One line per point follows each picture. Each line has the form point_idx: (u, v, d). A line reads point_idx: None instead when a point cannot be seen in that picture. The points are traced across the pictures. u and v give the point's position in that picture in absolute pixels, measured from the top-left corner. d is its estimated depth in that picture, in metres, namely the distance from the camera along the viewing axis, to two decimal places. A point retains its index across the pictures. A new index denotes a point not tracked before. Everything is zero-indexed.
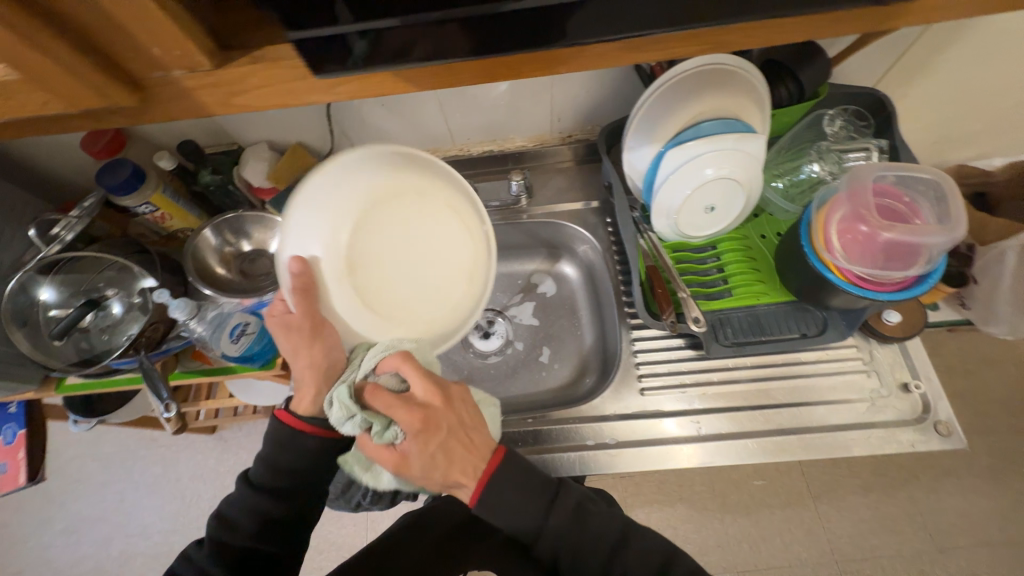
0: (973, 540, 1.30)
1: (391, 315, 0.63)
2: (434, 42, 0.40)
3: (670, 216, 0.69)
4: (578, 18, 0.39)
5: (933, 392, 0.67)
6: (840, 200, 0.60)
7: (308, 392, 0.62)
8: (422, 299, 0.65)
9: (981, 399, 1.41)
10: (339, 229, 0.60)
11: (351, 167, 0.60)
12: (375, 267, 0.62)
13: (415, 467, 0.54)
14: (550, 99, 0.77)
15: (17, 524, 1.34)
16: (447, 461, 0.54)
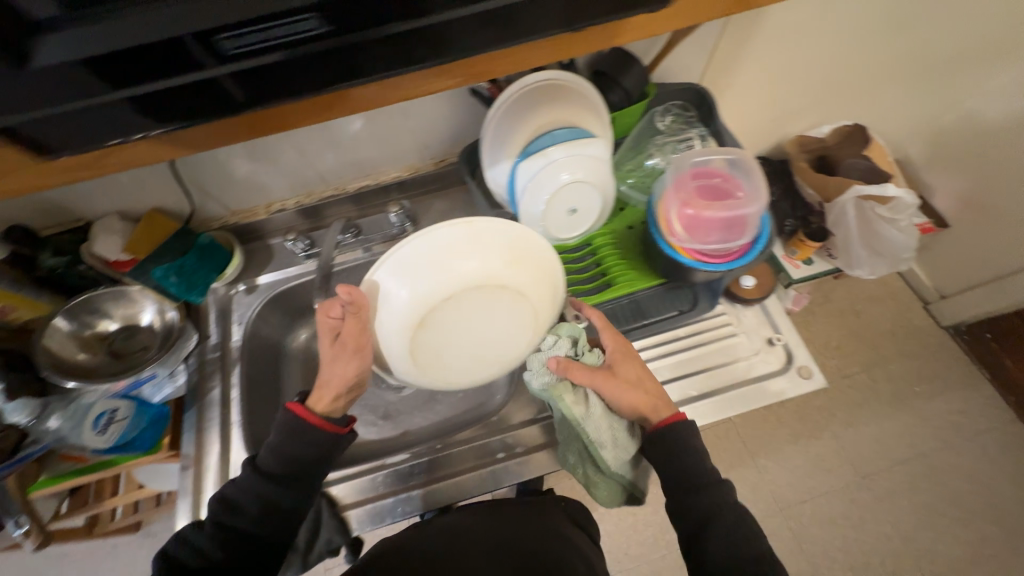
0: (892, 462, 1.41)
1: (422, 359, 0.68)
2: (183, 105, 0.39)
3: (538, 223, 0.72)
4: (321, 66, 0.39)
5: (793, 342, 0.75)
6: (669, 191, 0.66)
7: (328, 395, 0.65)
8: (461, 370, 0.71)
9: (874, 333, 1.56)
10: (430, 292, 0.65)
11: (469, 239, 0.66)
12: (439, 326, 0.68)
13: (625, 378, 0.67)
14: (411, 129, 0.79)
15: None
16: (643, 376, 0.68)
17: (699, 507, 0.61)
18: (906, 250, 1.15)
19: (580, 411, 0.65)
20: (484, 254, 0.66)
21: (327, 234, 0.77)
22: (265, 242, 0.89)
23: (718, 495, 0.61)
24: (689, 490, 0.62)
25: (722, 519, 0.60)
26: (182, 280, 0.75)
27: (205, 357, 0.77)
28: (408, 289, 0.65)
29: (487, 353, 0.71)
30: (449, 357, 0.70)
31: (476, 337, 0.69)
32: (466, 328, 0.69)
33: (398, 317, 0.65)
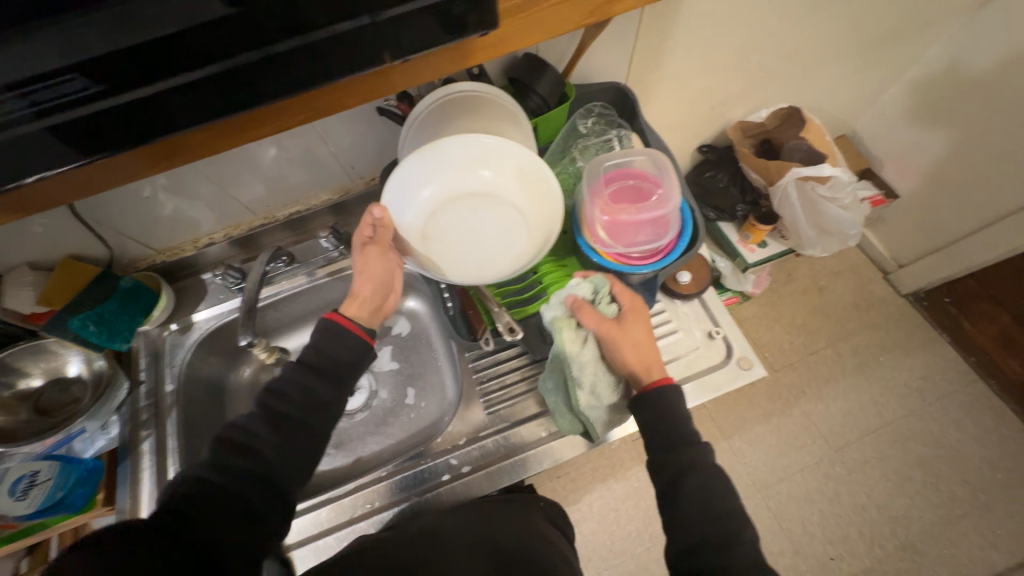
0: (861, 432, 1.43)
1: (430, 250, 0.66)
2: (82, 143, 0.34)
3: None
4: (240, 88, 0.34)
5: (732, 334, 0.75)
6: (587, 196, 0.66)
7: (362, 299, 0.67)
8: (467, 271, 0.66)
9: (837, 307, 1.58)
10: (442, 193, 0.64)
11: (488, 156, 0.63)
12: (447, 228, 0.65)
13: (632, 336, 0.64)
14: (334, 154, 0.78)
15: None
16: (652, 342, 0.64)
17: (676, 461, 0.57)
18: (853, 226, 1.15)
19: (572, 352, 0.64)
20: (500, 173, 0.64)
21: (253, 270, 0.74)
22: (201, 276, 0.87)
23: (699, 452, 0.57)
24: (667, 444, 0.58)
25: (699, 471, 0.56)
26: (103, 329, 0.72)
27: (138, 407, 0.75)
28: (428, 190, 0.64)
29: (497, 261, 0.66)
30: (456, 254, 0.66)
31: (477, 243, 0.66)
32: (470, 234, 0.66)
33: (407, 218, 0.66)
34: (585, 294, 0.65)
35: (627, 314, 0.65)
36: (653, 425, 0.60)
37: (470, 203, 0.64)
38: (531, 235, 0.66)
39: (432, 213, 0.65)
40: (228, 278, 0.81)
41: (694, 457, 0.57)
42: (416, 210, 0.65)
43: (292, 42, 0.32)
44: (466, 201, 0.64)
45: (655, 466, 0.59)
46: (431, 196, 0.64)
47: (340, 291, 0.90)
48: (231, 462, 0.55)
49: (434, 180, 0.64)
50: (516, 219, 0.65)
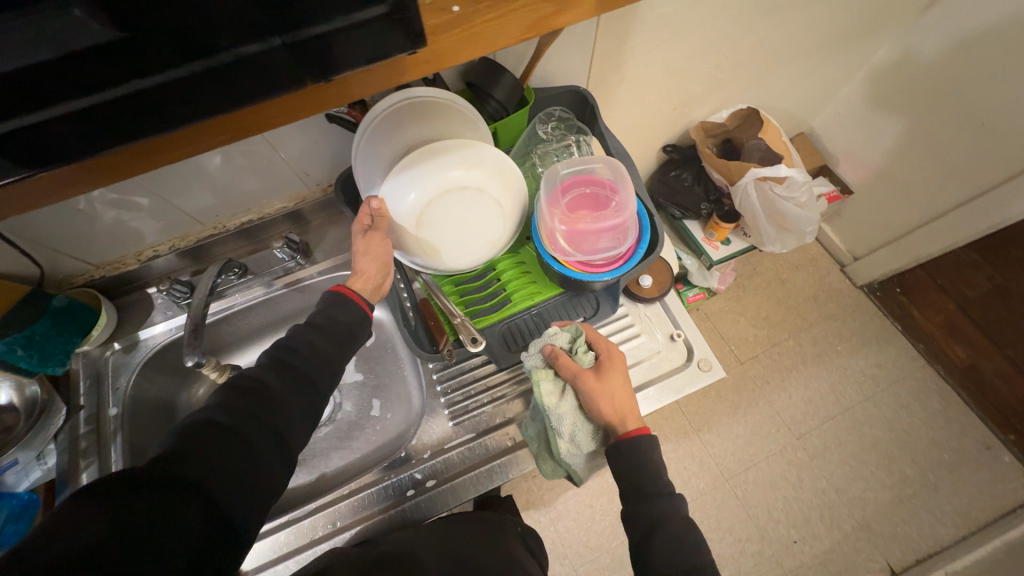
0: (820, 419, 1.49)
1: (424, 247, 0.67)
2: None
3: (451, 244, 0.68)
4: (154, 109, 0.31)
5: (692, 336, 0.76)
6: (548, 204, 0.65)
7: (366, 278, 0.67)
8: (459, 259, 0.69)
9: (797, 299, 1.64)
10: (430, 195, 0.62)
11: (466, 154, 0.63)
12: (439, 227, 0.65)
13: (610, 384, 0.65)
14: (285, 161, 0.74)
15: None
16: (627, 391, 0.66)
17: (651, 512, 0.59)
18: (810, 224, 1.20)
19: (551, 404, 0.64)
20: (481, 169, 0.63)
21: (200, 285, 0.70)
22: (146, 291, 0.82)
23: (673, 504, 0.59)
24: (641, 495, 0.61)
25: (671, 523, 0.58)
26: (33, 352, 0.67)
27: (77, 434, 0.70)
28: (415, 194, 0.62)
29: (477, 247, 0.69)
30: (448, 247, 0.67)
31: (465, 235, 0.67)
32: (458, 229, 0.66)
33: (401, 203, 0.62)
34: (561, 343, 0.67)
35: (604, 363, 0.67)
36: (631, 475, 0.62)
37: (458, 201, 0.64)
38: (508, 221, 0.69)
39: (430, 202, 0.63)
40: (174, 293, 0.77)
41: (666, 509, 0.59)
42: (414, 196, 0.62)
43: (198, 66, 0.30)
44: (464, 193, 0.63)
45: (632, 515, 0.61)
46: (417, 199, 0.62)
47: (299, 302, 0.87)
48: (237, 405, 0.52)
49: (418, 184, 0.62)
50: (499, 209, 0.67)
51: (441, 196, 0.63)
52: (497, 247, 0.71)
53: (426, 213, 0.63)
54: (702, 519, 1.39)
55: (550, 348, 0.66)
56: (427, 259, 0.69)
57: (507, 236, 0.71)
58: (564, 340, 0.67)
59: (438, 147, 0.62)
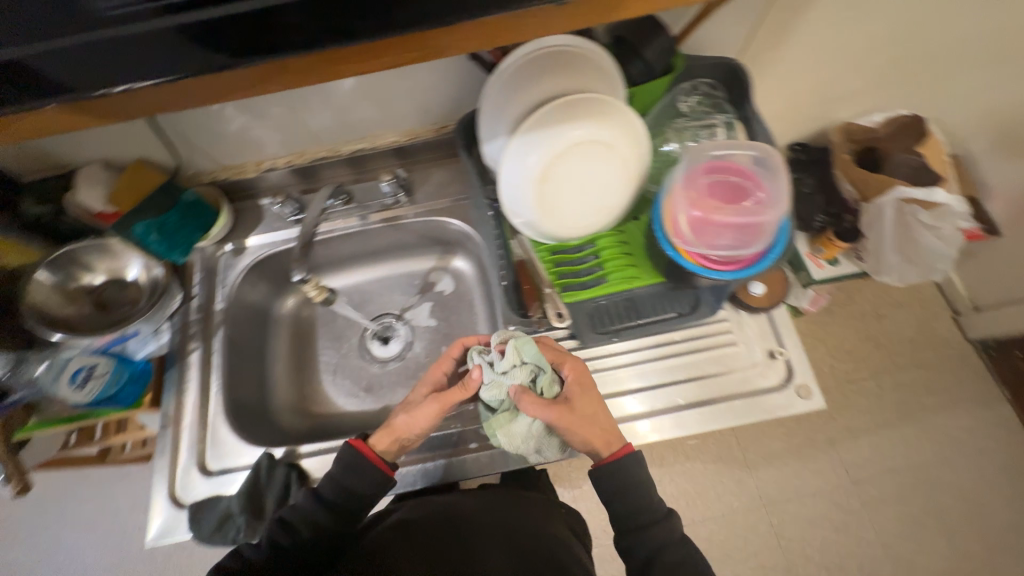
0: (883, 470, 1.37)
1: (542, 211, 0.63)
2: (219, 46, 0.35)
3: (568, 208, 0.64)
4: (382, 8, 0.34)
5: (796, 358, 0.69)
6: (680, 186, 0.59)
7: (391, 435, 0.65)
8: (574, 224, 0.65)
9: (892, 339, 1.47)
10: (555, 155, 0.59)
11: (595, 110, 0.58)
12: (560, 189, 0.61)
13: (581, 411, 0.64)
14: (409, 92, 0.73)
15: None
16: (601, 413, 0.64)
17: (648, 542, 0.62)
18: (942, 260, 1.05)
19: (518, 431, 0.66)
20: (611, 126, 0.58)
21: (313, 204, 0.72)
22: (257, 200, 0.86)
23: (669, 527, 0.63)
24: (639, 522, 0.63)
25: (671, 551, 0.62)
26: (164, 240, 0.73)
27: (188, 319, 0.77)
28: (537, 154, 0.59)
29: (594, 213, 0.65)
30: (566, 212, 0.64)
31: (585, 198, 0.63)
32: (579, 191, 0.62)
33: (528, 154, 0.59)
34: (520, 378, 0.62)
35: (572, 389, 0.65)
36: (620, 503, 0.64)
37: (583, 160, 0.60)
38: (629, 185, 0.64)
39: (559, 154, 0.59)
40: (286, 208, 0.80)
41: (660, 536, 0.62)
42: (543, 148, 0.59)
43: None
44: (592, 151, 0.59)
45: (628, 548, 0.63)
46: (540, 157, 0.59)
47: (391, 238, 0.87)
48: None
49: (542, 142, 0.59)
50: (622, 169, 0.62)
51: (567, 155, 0.59)
52: (614, 213, 0.66)
53: (549, 173, 0.60)
54: (728, 536, 1.36)
55: (513, 389, 0.63)
56: (539, 220, 0.64)
57: (626, 200, 0.65)
58: (523, 373, 0.63)
59: (579, 99, 0.57)
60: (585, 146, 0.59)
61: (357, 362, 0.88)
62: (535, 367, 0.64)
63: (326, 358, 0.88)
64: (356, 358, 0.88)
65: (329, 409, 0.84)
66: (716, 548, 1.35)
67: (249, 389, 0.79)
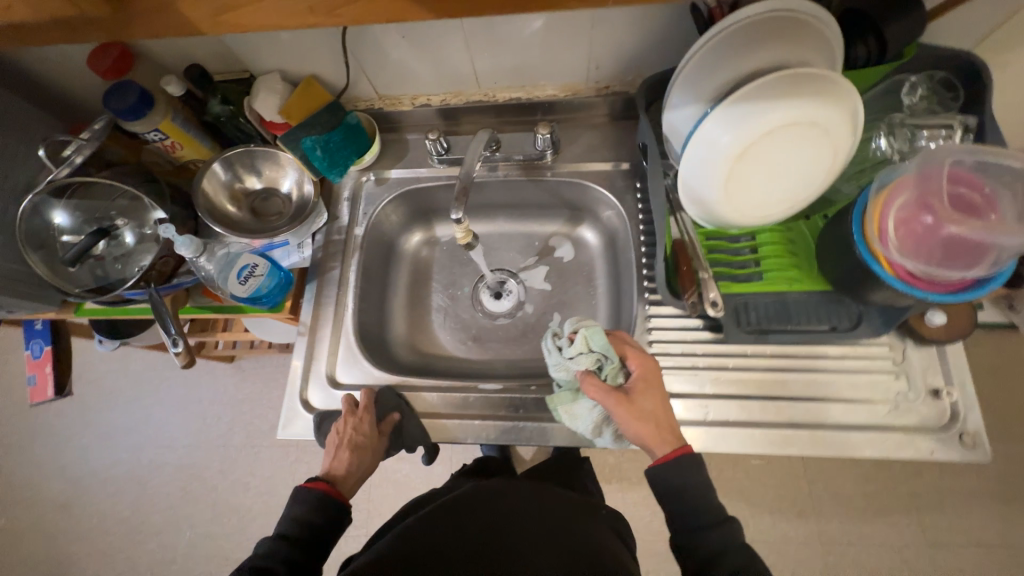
0: (969, 540, 1.25)
1: (722, 193, 0.59)
2: None
3: (751, 193, 0.59)
4: None
5: (965, 401, 0.63)
6: (905, 185, 0.52)
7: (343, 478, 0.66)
8: (749, 211, 0.61)
9: (1011, 404, 1.33)
10: (760, 135, 0.54)
11: (819, 91, 0.52)
12: (751, 172, 0.57)
13: (642, 406, 0.61)
14: (591, 44, 0.69)
15: (97, 415, 1.57)
16: (659, 413, 0.61)
17: (705, 544, 0.56)
18: None
19: (582, 411, 0.66)
20: (831, 111, 0.53)
21: (472, 146, 0.71)
22: (402, 134, 0.87)
23: (729, 533, 0.56)
24: (695, 526, 0.57)
25: (731, 555, 0.54)
26: (325, 157, 0.75)
27: (331, 238, 0.80)
28: (740, 130, 0.54)
29: (773, 201, 0.60)
30: (745, 196, 0.59)
31: (773, 184, 0.58)
32: (770, 176, 0.57)
33: (731, 127, 0.54)
34: (582, 360, 0.64)
35: (636, 383, 0.63)
36: (677, 504, 0.59)
37: (787, 143, 0.55)
38: (821, 178, 0.59)
39: (767, 133, 0.54)
40: (436, 145, 0.79)
41: (722, 540, 0.55)
42: (748, 124, 0.54)
43: None
44: (801, 136, 0.54)
45: (684, 548, 0.57)
46: (742, 134, 0.54)
47: (526, 194, 0.86)
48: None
49: (750, 117, 0.53)
50: (821, 158, 0.57)
51: (772, 137, 0.54)
52: (793, 204, 0.61)
53: (746, 153, 0.55)
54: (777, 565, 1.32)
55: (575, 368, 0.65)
56: (715, 200, 0.60)
57: (811, 192, 0.60)
58: (589, 358, 0.64)
59: (807, 74, 0.51)
60: (795, 129, 0.54)
61: (468, 310, 0.89)
62: (599, 353, 0.64)
63: (438, 300, 0.89)
64: (466, 306, 0.89)
65: (437, 350, 0.86)
66: None
67: (373, 316, 0.82)
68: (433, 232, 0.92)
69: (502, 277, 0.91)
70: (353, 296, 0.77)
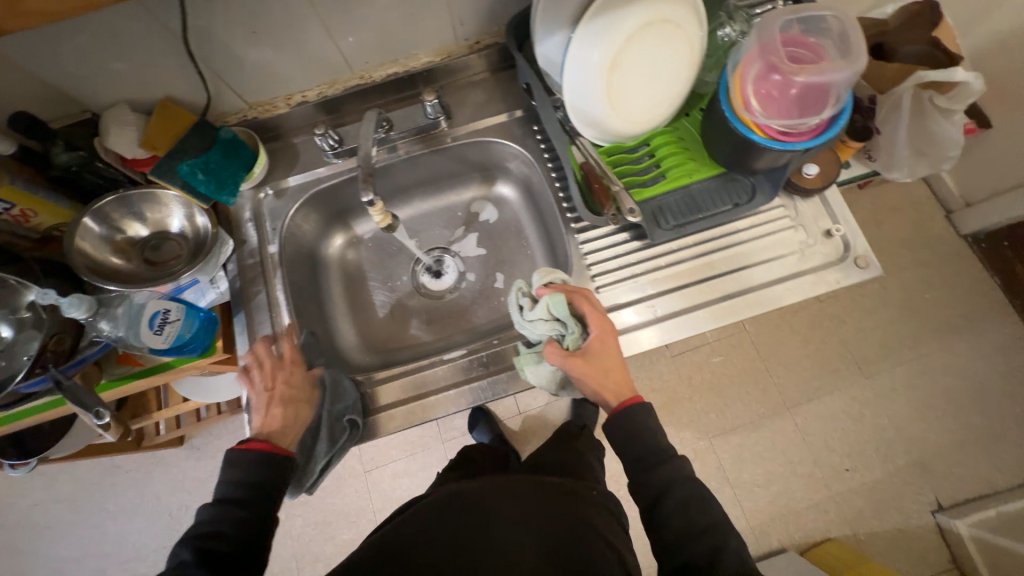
0: (891, 362, 1.52)
1: (612, 106, 0.63)
2: None
3: (636, 101, 0.63)
4: None
5: (851, 232, 0.72)
6: (754, 55, 0.60)
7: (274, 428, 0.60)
8: (641, 116, 0.65)
9: (889, 243, 1.61)
10: (625, 41, 0.57)
11: None
12: (630, 79, 0.61)
13: (599, 363, 0.65)
14: (447, 1, 0.70)
15: (49, 550, 1.40)
16: (615, 369, 0.66)
17: (661, 479, 0.62)
18: (952, 147, 1.10)
19: (545, 373, 0.69)
20: (679, 5, 0.57)
21: (363, 127, 0.69)
22: (289, 140, 0.82)
23: (676, 467, 0.63)
24: (649, 463, 0.63)
25: (681, 486, 0.61)
26: (210, 179, 0.69)
27: (246, 263, 0.75)
28: (607, 41, 0.57)
29: (658, 103, 0.65)
30: (633, 104, 0.63)
31: (653, 86, 0.62)
32: (647, 79, 0.62)
33: (599, 42, 0.57)
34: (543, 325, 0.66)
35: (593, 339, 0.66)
36: (630, 448, 0.64)
37: (652, 44, 0.59)
38: (691, 71, 0.64)
39: (631, 39, 0.57)
40: (326, 139, 0.76)
41: (672, 475, 0.62)
42: (614, 34, 0.57)
43: None
44: (662, 34, 0.58)
45: (639, 487, 0.63)
46: (611, 44, 0.57)
47: (434, 167, 0.86)
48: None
49: (613, 27, 0.57)
50: (687, 51, 0.61)
51: (637, 41, 0.58)
52: (676, 101, 0.66)
53: (620, 63, 0.59)
54: (758, 439, 1.49)
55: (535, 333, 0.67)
56: (607, 115, 0.63)
57: (688, 86, 0.65)
58: (547, 325, 0.66)
59: None
60: (654, 29, 0.58)
61: (413, 297, 0.88)
62: (559, 320, 0.66)
63: (380, 298, 0.88)
64: (410, 292, 0.88)
65: (395, 343, 0.85)
66: (748, 450, 1.48)
67: (317, 330, 0.78)
68: (354, 232, 0.88)
69: (437, 255, 0.91)
70: (287, 314, 0.72)
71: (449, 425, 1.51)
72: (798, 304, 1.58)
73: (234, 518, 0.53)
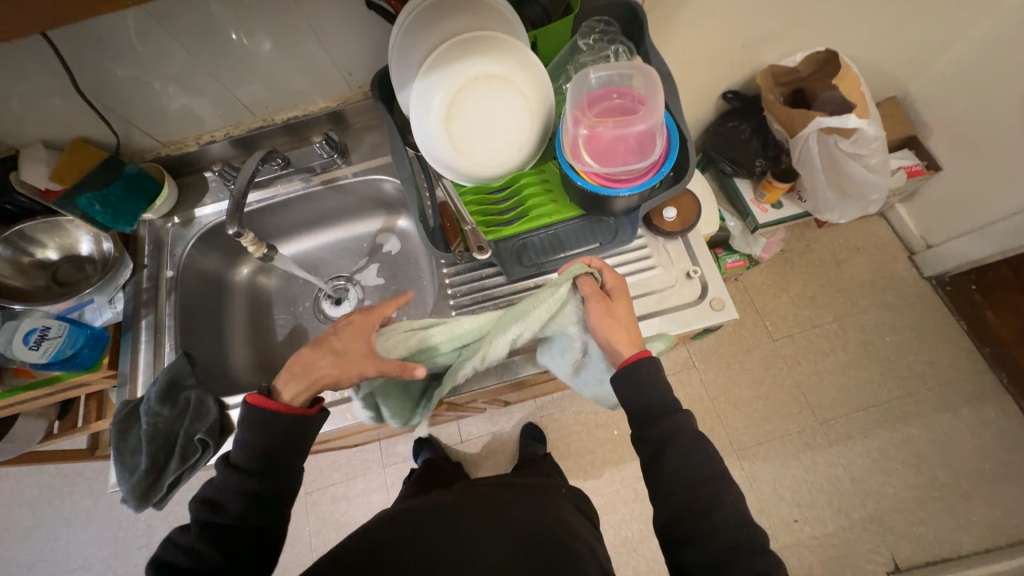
0: (849, 409, 1.43)
1: (458, 151, 0.67)
2: None
3: (482, 147, 0.67)
4: None
5: (710, 275, 0.74)
6: (579, 106, 0.63)
7: (301, 385, 0.60)
8: (492, 160, 0.68)
9: (851, 282, 1.54)
10: (457, 94, 0.63)
11: (489, 47, 0.62)
12: (470, 127, 0.65)
13: (615, 312, 0.63)
14: (327, 55, 0.77)
15: None
16: (633, 318, 0.64)
17: (657, 432, 0.58)
18: (875, 190, 1.11)
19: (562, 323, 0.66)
20: (505, 61, 0.63)
21: (245, 167, 0.75)
22: (202, 174, 0.90)
23: (681, 418, 0.59)
24: (649, 417, 0.59)
25: (681, 438, 0.57)
26: (108, 210, 0.77)
27: (141, 287, 0.81)
28: (439, 94, 0.63)
29: (506, 148, 0.68)
30: (480, 148, 0.67)
31: (495, 132, 0.67)
32: (488, 126, 0.66)
33: (432, 95, 0.63)
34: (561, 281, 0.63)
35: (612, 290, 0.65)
36: (634, 402, 0.60)
37: (484, 96, 0.64)
38: (533, 120, 0.67)
39: (459, 92, 0.63)
40: (225, 175, 0.83)
41: (672, 440, 0.58)
42: (444, 88, 0.63)
43: None
44: (492, 88, 0.64)
45: (638, 438, 0.60)
46: (443, 96, 0.63)
47: (334, 202, 0.92)
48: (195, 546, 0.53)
49: (443, 81, 0.63)
50: (523, 101, 0.65)
51: (468, 91, 0.63)
52: (527, 146, 0.69)
53: (456, 113, 0.64)
54: None
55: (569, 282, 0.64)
56: (454, 159, 0.67)
57: (534, 132, 0.68)
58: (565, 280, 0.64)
59: (471, 38, 0.61)
60: (484, 82, 0.63)
61: (312, 322, 0.92)
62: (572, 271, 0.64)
63: (281, 321, 0.92)
64: (310, 317, 0.92)
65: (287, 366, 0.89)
66: None
67: (205, 349, 0.83)
68: (259, 260, 0.93)
69: (341, 284, 0.94)
70: (168, 344, 0.78)
71: (391, 449, 1.47)
72: (751, 343, 1.52)
73: (243, 494, 0.56)
